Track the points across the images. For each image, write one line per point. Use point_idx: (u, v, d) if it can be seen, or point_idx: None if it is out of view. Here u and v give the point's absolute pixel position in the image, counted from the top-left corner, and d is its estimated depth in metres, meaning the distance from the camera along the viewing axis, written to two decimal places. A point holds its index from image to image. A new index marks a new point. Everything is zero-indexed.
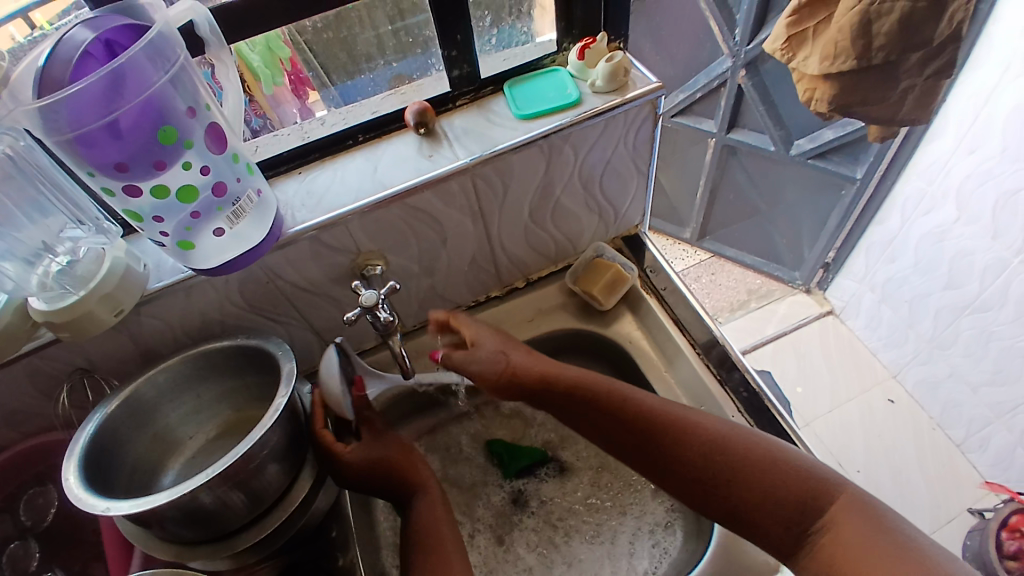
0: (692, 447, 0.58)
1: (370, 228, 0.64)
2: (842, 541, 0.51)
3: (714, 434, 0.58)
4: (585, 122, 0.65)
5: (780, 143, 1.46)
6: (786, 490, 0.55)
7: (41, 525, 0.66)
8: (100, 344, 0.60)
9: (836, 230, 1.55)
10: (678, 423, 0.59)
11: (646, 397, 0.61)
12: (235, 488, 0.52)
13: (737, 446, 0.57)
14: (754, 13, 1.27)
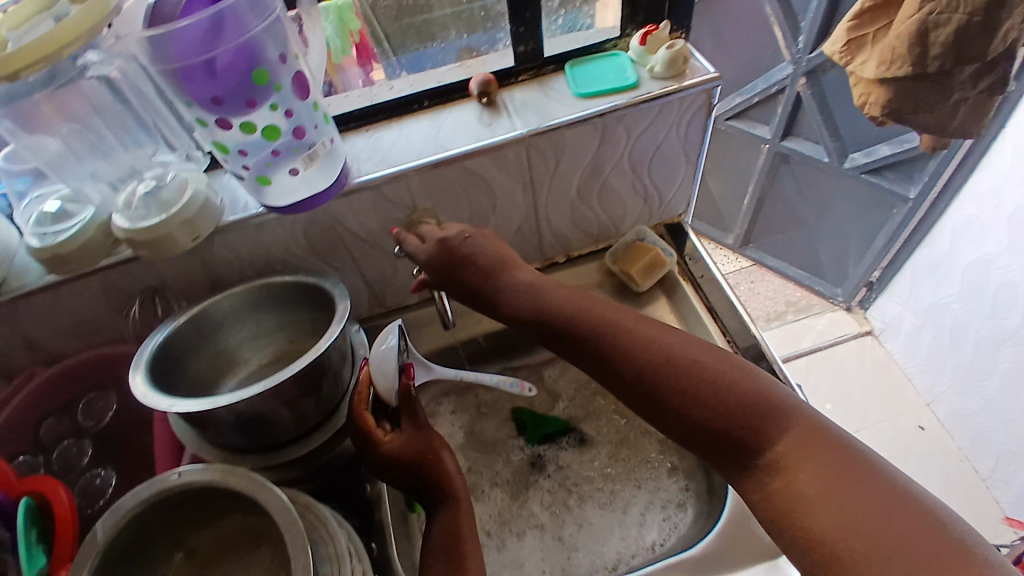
0: (650, 359, 0.55)
1: (428, 186, 0.68)
2: (795, 484, 0.47)
3: (671, 350, 0.55)
4: (641, 106, 0.68)
5: (835, 155, 1.47)
6: (739, 417, 0.51)
7: (98, 427, 0.72)
8: (172, 266, 0.66)
9: (883, 250, 1.54)
10: (637, 346, 0.56)
11: (609, 314, 0.59)
12: (286, 404, 0.58)
13: (694, 369, 0.54)
14: (819, 21, 1.29)
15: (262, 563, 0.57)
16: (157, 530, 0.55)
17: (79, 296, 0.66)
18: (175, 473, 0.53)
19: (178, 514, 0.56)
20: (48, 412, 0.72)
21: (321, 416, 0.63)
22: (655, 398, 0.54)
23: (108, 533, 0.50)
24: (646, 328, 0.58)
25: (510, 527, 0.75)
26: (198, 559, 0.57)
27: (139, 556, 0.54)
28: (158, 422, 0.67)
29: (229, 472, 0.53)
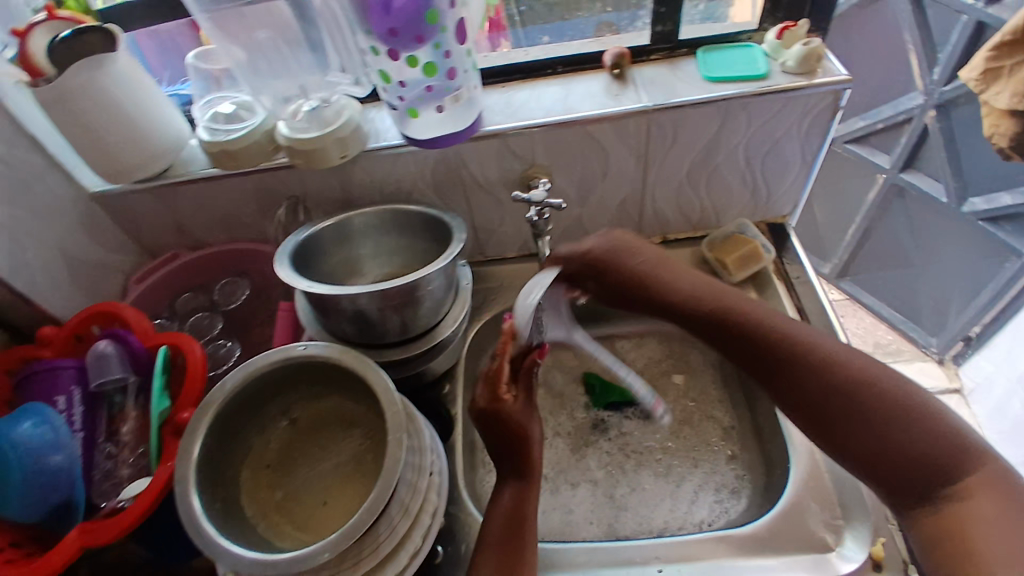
0: (835, 379, 0.59)
1: (549, 143, 0.73)
2: (973, 512, 0.50)
3: (865, 372, 0.59)
4: (769, 96, 0.71)
5: (954, 196, 1.41)
6: (922, 447, 0.54)
7: (229, 305, 0.81)
8: (315, 179, 0.75)
9: (988, 304, 1.44)
10: (834, 369, 0.59)
11: (809, 335, 0.62)
12: (396, 309, 0.65)
13: (890, 394, 0.57)
14: (956, 56, 1.26)
15: (352, 441, 0.65)
16: (273, 396, 0.63)
17: (234, 192, 0.76)
18: (300, 346, 0.60)
19: (291, 385, 0.64)
20: (186, 288, 0.82)
21: (420, 331, 0.70)
22: (842, 416, 0.57)
23: (235, 383, 0.58)
24: (841, 347, 0.61)
25: (566, 476, 0.79)
26: (299, 428, 0.66)
27: (255, 412, 0.62)
28: (283, 312, 0.75)
29: (343, 351, 0.60)
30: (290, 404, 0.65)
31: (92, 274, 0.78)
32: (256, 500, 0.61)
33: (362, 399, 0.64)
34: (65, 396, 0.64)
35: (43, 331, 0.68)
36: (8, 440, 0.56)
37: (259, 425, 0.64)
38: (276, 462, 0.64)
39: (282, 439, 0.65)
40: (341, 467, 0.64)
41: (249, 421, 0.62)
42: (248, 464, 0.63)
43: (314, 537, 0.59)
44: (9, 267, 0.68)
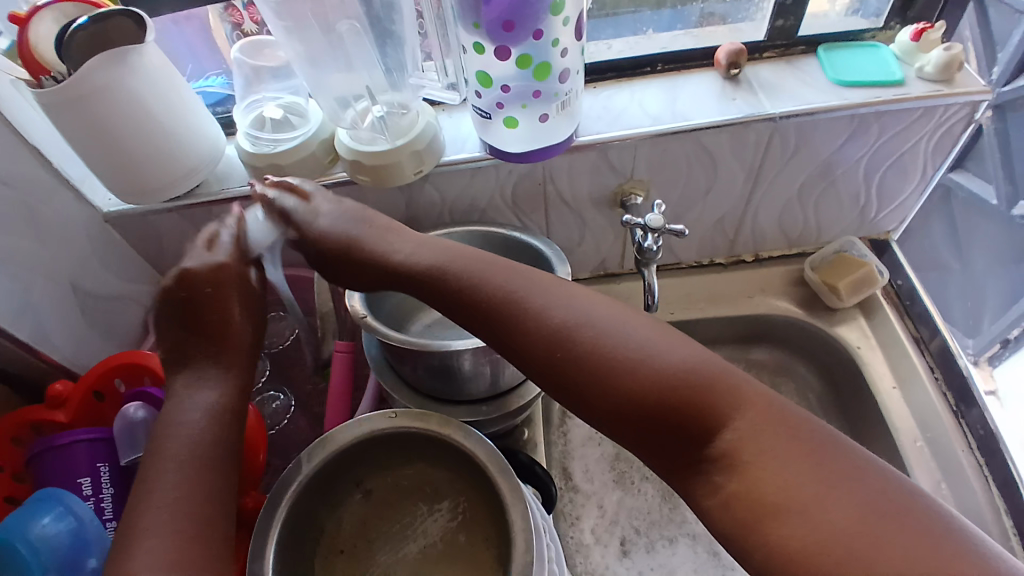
0: (539, 334, 0.44)
1: (654, 156, 0.63)
2: (755, 481, 0.38)
3: (574, 321, 0.44)
4: (906, 105, 0.61)
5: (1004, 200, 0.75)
6: (689, 384, 0.41)
7: (275, 346, 0.72)
8: (376, 197, 0.63)
9: None
10: (556, 323, 0.44)
11: (487, 275, 0.47)
12: (492, 362, 0.54)
13: (543, 322, 0.44)
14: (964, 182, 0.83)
15: (438, 518, 0.54)
16: (345, 467, 0.53)
17: None
18: (385, 414, 0.51)
19: (370, 453, 0.53)
20: None
21: (512, 384, 0.59)
22: (583, 387, 0.42)
23: (313, 464, 0.50)
24: (560, 306, 0.45)
25: (659, 529, 0.71)
26: (373, 500, 0.55)
27: (327, 487, 0.52)
28: (337, 354, 0.65)
29: (438, 420, 0.51)
30: (363, 473, 0.55)
31: (109, 308, 0.67)
32: None
33: (453, 467, 0.54)
34: (90, 478, 0.52)
35: (53, 389, 0.56)
36: (27, 546, 0.46)
37: (331, 501, 0.53)
38: (348, 545, 0.53)
39: (353, 513, 0.54)
40: (427, 551, 0.53)
41: (318, 500, 0.52)
42: (319, 550, 0.52)
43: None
44: (13, 311, 0.56)
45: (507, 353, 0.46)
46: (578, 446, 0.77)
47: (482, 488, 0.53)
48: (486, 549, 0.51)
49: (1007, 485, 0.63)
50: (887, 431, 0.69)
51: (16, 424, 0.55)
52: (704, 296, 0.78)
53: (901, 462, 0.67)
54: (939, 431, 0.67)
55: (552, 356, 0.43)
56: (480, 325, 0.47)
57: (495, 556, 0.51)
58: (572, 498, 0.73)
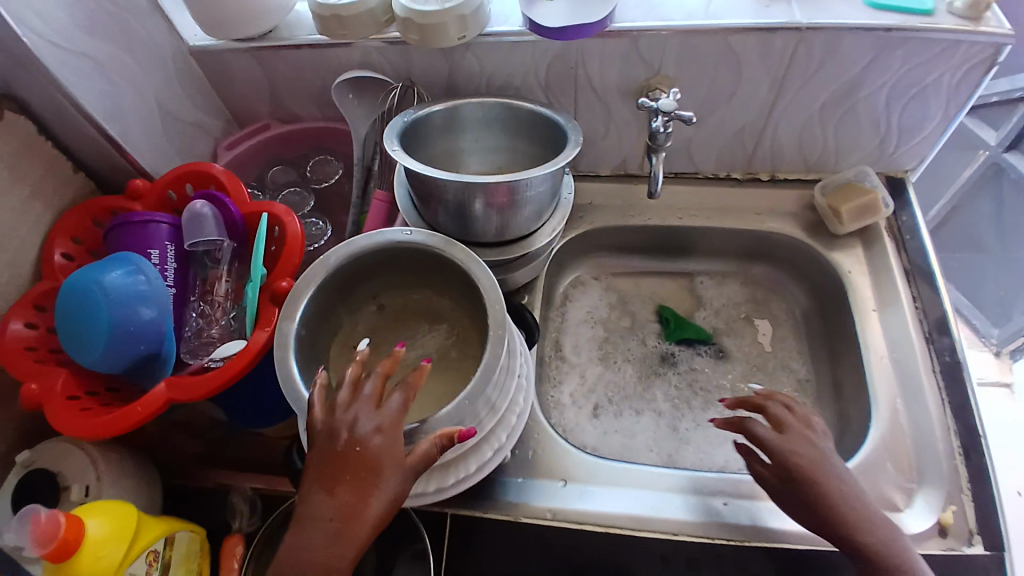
0: (806, 496, 0.54)
1: (682, 53, 0.67)
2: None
3: (835, 490, 0.54)
4: (932, 35, 0.63)
5: None
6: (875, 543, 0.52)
7: (319, 184, 0.82)
8: (422, 59, 0.71)
9: None
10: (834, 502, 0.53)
11: (839, 478, 0.55)
12: (500, 207, 0.62)
13: (823, 481, 0.54)
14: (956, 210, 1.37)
15: (437, 336, 0.64)
16: (365, 279, 0.62)
17: (341, 62, 0.73)
18: (404, 232, 0.59)
19: (385, 271, 0.63)
20: (276, 161, 0.83)
21: (517, 235, 0.68)
22: (791, 502, 0.55)
23: (337, 261, 0.58)
24: (833, 481, 0.54)
25: (631, 401, 0.79)
26: (385, 314, 0.65)
27: (347, 291, 0.62)
28: (376, 202, 0.72)
29: (450, 246, 0.58)
30: (379, 290, 0.65)
31: (183, 131, 0.78)
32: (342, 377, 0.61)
33: (455, 297, 0.63)
34: (157, 252, 0.63)
35: (134, 184, 0.67)
36: (99, 285, 0.57)
37: (350, 306, 0.64)
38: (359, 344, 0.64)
39: (369, 323, 0.65)
40: (423, 359, 0.63)
41: (340, 301, 0.62)
42: (336, 342, 0.63)
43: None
44: (107, 108, 0.67)
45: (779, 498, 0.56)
46: (574, 324, 0.86)
47: (471, 311, 0.62)
48: (469, 363, 0.62)
49: (961, 408, 0.67)
50: (859, 349, 0.73)
51: (104, 209, 0.68)
52: (712, 208, 0.83)
53: (864, 375, 0.72)
54: (907, 353, 0.71)
55: (815, 510, 0.54)
56: (789, 504, 0.55)
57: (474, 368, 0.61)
58: (559, 365, 0.82)
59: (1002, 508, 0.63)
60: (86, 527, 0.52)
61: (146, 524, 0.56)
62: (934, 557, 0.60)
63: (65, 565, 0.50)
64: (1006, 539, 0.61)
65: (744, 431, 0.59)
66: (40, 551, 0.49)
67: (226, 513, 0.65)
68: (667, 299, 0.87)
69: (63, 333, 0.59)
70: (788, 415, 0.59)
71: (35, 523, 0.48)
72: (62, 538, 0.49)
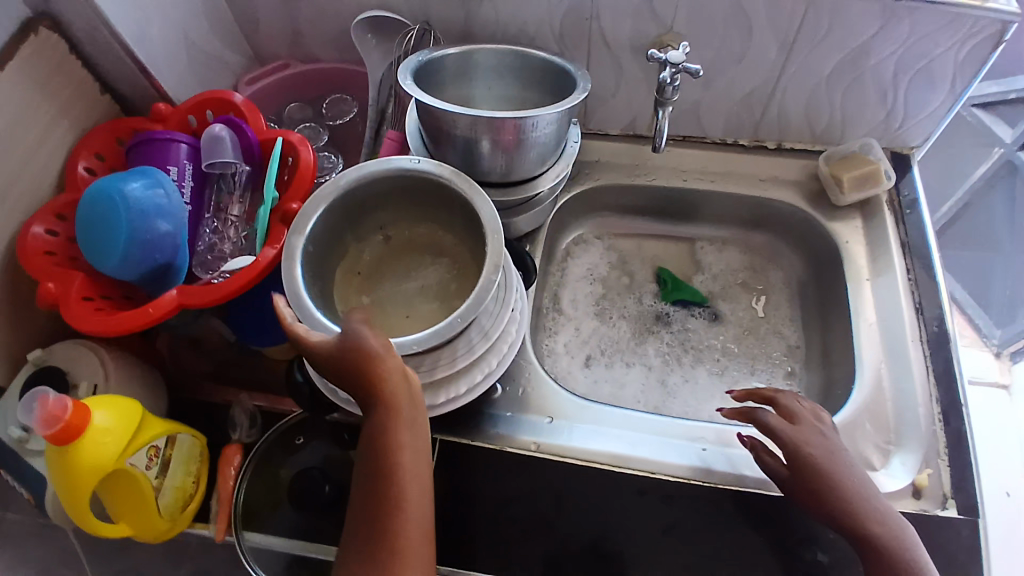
0: (812, 486, 0.56)
1: (694, 10, 0.68)
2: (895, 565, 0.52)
3: (842, 482, 0.56)
4: (938, 7, 0.64)
5: None
6: (883, 538, 0.53)
7: (336, 121, 0.84)
8: (440, 3, 0.73)
9: None
10: (839, 493, 0.55)
11: (847, 472, 0.56)
12: (506, 147, 0.64)
13: (831, 471, 0.56)
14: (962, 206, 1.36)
15: (438, 269, 0.66)
16: (374, 208, 0.65)
17: (363, 3, 0.75)
18: (414, 161, 0.60)
19: (391, 200, 0.65)
20: (294, 99, 0.85)
21: (521, 179, 0.70)
22: (801, 492, 0.57)
23: (347, 183, 0.60)
24: (844, 474, 0.56)
25: (623, 355, 0.81)
26: (391, 246, 0.68)
27: (355, 218, 0.64)
28: (388, 141, 0.74)
29: (456, 178, 0.60)
30: (387, 221, 0.67)
31: (206, 63, 0.80)
32: (346, 301, 0.64)
33: (459, 232, 0.65)
34: (176, 169, 0.66)
35: (158, 106, 0.70)
36: (120, 195, 0.60)
37: (357, 234, 0.66)
38: (363, 272, 0.67)
39: (375, 253, 0.67)
40: (423, 290, 0.66)
41: (348, 228, 0.64)
42: (342, 268, 0.65)
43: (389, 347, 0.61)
44: (136, 31, 0.69)
45: (789, 487, 0.58)
46: (573, 279, 0.87)
47: (473, 245, 0.64)
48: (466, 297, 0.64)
49: (944, 376, 0.69)
50: (848, 315, 0.75)
51: (128, 128, 0.71)
52: (715, 173, 0.84)
53: (852, 340, 0.74)
54: (895, 320, 0.72)
55: (820, 499, 0.56)
56: (798, 491, 0.58)
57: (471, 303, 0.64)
58: (555, 316, 0.84)
59: (977, 475, 0.64)
60: (93, 416, 0.55)
61: (150, 423, 0.59)
62: (907, 515, 0.61)
63: (70, 448, 0.54)
64: (980, 505, 0.62)
65: (754, 420, 0.62)
66: (46, 431, 0.53)
67: (226, 426, 0.68)
68: (666, 262, 0.89)
69: (83, 239, 0.61)
70: (798, 407, 0.62)
71: (43, 404, 0.52)
72: (68, 421, 0.53)
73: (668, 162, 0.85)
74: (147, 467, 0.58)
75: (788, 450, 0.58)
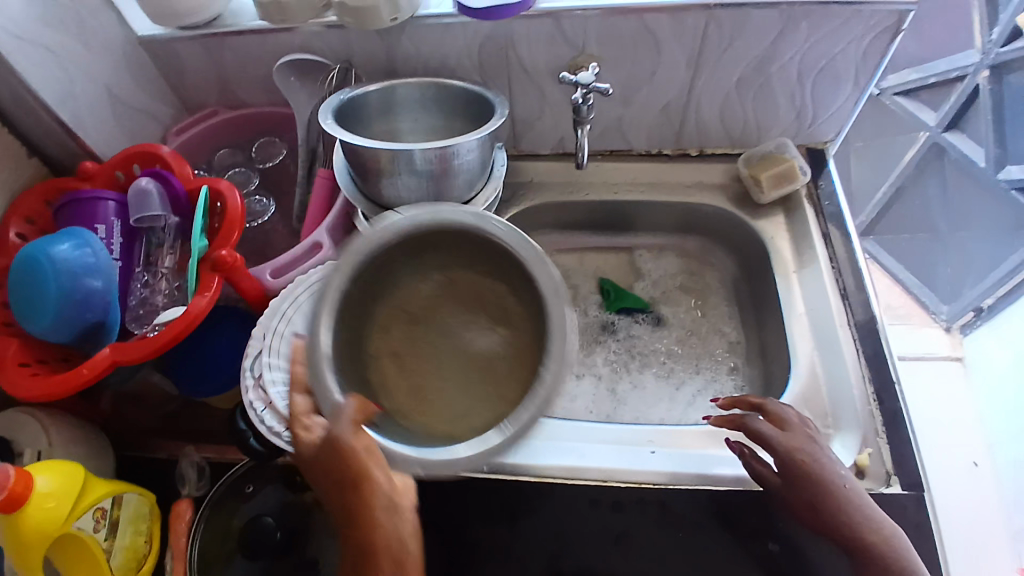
0: (807, 490, 0.59)
1: (602, 32, 0.71)
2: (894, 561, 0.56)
3: (835, 484, 0.59)
4: (834, 7, 0.68)
5: (992, 163, 1.20)
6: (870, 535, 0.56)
7: (264, 163, 0.86)
8: (359, 43, 0.74)
9: (994, 284, 1.33)
10: (832, 495, 0.58)
11: (835, 473, 0.59)
12: (431, 176, 0.66)
13: (821, 474, 0.59)
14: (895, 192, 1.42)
15: (494, 337, 0.62)
16: (445, 249, 0.63)
17: (284, 47, 0.77)
18: (495, 223, 0.60)
19: (429, 247, 0.63)
20: (226, 146, 0.86)
21: None
22: (794, 497, 0.59)
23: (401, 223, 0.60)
24: (834, 476, 0.59)
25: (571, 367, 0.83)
26: (450, 291, 0.64)
27: (415, 253, 0.63)
28: (319, 179, 0.76)
29: (506, 231, 0.60)
30: (451, 265, 0.64)
31: (133, 117, 0.81)
32: (376, 364, 0.60)
33: (492, 266, 0.64)
34: (105, 226, 0.66)
35: (84, 165, 0.70)
36: (48, 257, 0.59)
37: (412, 268, 0.64)
38: (412, 312, 0.63)
39: (428, 300, 0.64)
40: (470, 351, 0.61)
41: (401, 262, 0.63)
42: (388, 303, 0.63)
43: (410, 400, 0.59)
44: (57, 92, 0.70)
45: (781, 493, 0.61)
46: None
47: (519, 298, 0.62)
48: (510, 386, 0.59)
49: (873, 357, 0.72)
50: (781, 308, 0.78)
51: (54, 189, 0.70)
52: (644, 183, 0.88)
53: (786, 332, 0.76)
54: (823, 309, 0.76)
55: (816, 503, 0.58)
56: (791, 496, 0.60)
57: (470, 357, 0.61)
58: None
59: (915, 449, 0.67)
60: (36, 482, 0.54)
61: (94, 484, 0.58)
62: None
63: (16, 516, 0.53)
64: (921, 479, 0.65)
65: (747, 428, 0.64)
66: None
67: (176, 479, 0.67)
68: (608, 273, 0.91)
69: (16, 306, 0.61)
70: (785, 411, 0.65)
71: None
72: (11, 488, 0.52)
73: (598, 176, 0.88)
74: (95, 529, 0.58)
75: (783, 456, 0.61)
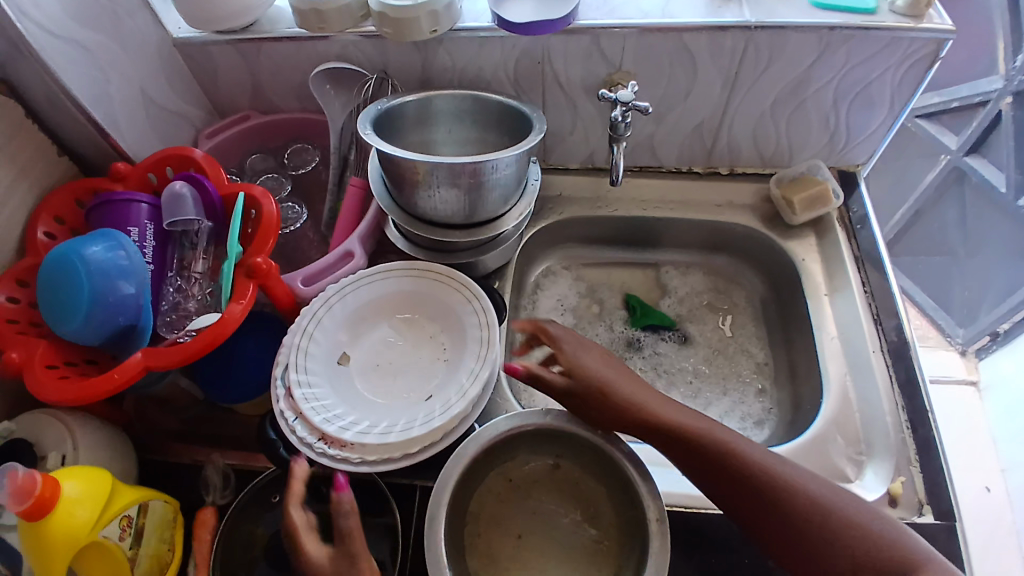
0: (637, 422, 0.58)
1: (639, 50, 0.71)
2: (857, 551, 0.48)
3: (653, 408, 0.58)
4: (873, 33, 0.68)
5: (1014, 189, 1.18)
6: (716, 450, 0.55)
7: (298, 171, 0.86)
8: (397, 53, 0.74)
9: (1010, 311, 1.31)
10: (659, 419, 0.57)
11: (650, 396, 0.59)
12: (467, 189, 0.66)
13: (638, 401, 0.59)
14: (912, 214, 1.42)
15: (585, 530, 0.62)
16: (562, 439, 0.62)
17: (319, 55, 0.76)
18: (623, 448, 0.58)
19: (550, 438, 0.62)
20: (256, 150, 0.86)
21: (485, 219, 0.72)
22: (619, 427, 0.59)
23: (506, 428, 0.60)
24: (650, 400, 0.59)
25: None
26: (556, 476, 0.64)
27: (541, 441, 0.63)
28: (352, 188, 0.75)
29: (631, 461, 0.57)
30: (568, 456, 0.63)
31: (166, 120, 0.80)
32: (492, 558, 0.60)
33: (608, 486, 0.62)
34: (138, 229, 0.66)
35: (117, 166, 0.70)
36: (82, 258, 0.59)
37: (533, 448, 0.64)
38: (517, 480, 0.64)
39: (536, 476, 0.64)
40: (556, 536, 0.62)
41: (527, 445, 0.63)
42: (497, 470, 0.64)
43: (483, 563, 0.60)
44: (93, 93, 0.69)
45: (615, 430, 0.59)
46: (544, 311, 0.88)
47: (600, 474, 0.62)
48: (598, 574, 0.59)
49: (907, 385, 0.71)
50: (811, 330, 0.77)
51: (86, 189, 0.70)
52: (673, 201, 0.87)
53: (817, 355, 0.76)
54: (857, 333, 0.75)
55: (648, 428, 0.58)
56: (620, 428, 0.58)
57: (562, 553, 0.61)
58: None
59: (947, 478, 0.66)
60: (63, 488, 0.53)
61: (120, 491, 0.58)
62: None
63: (42, 524, 0.52)
64: (954, 510, 0.63)
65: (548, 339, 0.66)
66: (17, 507, 0.50)
67: (200, 486, 0.67)
68: (633, 289, 0.91)
69: (46, 306, 0.61)
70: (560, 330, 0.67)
71: (12, 478, 0.50)
72: (39, 495, 0.51)
73: (628, 192, 0.88)
74: (121, 538, 0.56)
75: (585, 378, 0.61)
